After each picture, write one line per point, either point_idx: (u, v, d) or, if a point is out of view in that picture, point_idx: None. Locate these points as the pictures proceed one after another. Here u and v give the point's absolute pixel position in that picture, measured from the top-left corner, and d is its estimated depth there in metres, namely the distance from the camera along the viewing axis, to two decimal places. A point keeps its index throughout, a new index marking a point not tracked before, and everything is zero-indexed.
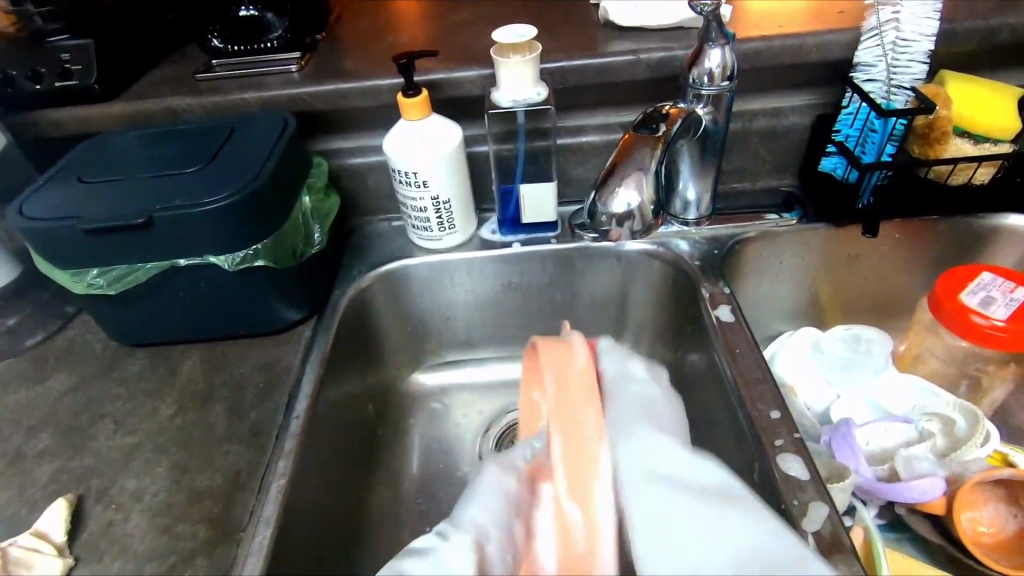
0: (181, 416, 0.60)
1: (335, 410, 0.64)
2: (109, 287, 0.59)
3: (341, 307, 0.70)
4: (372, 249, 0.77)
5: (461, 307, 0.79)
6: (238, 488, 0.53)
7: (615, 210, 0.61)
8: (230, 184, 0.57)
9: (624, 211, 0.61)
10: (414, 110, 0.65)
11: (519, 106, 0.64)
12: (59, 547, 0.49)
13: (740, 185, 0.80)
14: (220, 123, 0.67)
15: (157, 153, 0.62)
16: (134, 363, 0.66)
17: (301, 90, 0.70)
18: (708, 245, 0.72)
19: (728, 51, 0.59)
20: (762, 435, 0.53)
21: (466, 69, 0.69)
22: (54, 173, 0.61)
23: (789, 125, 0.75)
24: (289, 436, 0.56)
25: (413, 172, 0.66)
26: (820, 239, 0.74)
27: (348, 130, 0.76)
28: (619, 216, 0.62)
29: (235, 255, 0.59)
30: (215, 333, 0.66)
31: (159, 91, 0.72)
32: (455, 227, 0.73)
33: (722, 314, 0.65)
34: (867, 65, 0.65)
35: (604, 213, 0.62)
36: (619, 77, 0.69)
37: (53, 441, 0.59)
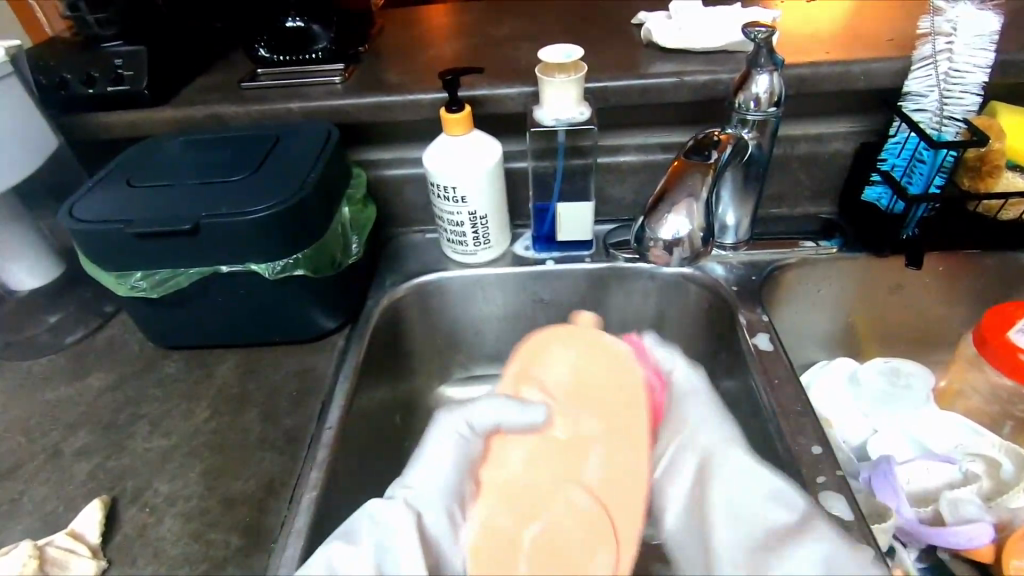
0: (215, 420, 0.60)
1: (365, 420, 0.64)
2: (152, 290, 0.60)
3: (373, 317, 0.70)
4: (405, 260, 0.77)
5: (490, 321, 0.79)
6: (270, 496, 0.53)
7: (662, 236, 0.58)
8: (275, 193, 0.58)
9: (673, 238, 0.58)
10: (457, 126, 0.65)
11: (562, 125, 0.64)
12: (95, 548, 0.49)
13: (778, 210, 0.79)
14: (264, 131, 0.68)
15: (204, 160, 0.63)
16: (170, 364, 0.67)
17: (345, 101, 0.71)
18: (746, 270, 0.71)
19: (777, 77, 0.59)
20: (803, 470, 0.52)
21: (508, 86, 0.69)
22: (103, 176, 0.62)
23: (832, 152, 0.74)
24: (321, 446, 0.56)
25: (452, 187, 0.67)
26: (860, 269, 0.72)
27: (387, 141, 0.77)
28: (666, 243, 0.58)
29: (276, 263, 0.59)
30: (250, 339, 0.66)
31: (207, 98, 0.73)
32: (489, 243, 0.73)
33: (761, 342, 0.63)
34: (918, 94, 0.64)
35: (651, 239, 0.58)
36: (662, 98, 0.69)
37: (90, 439, 0.59)
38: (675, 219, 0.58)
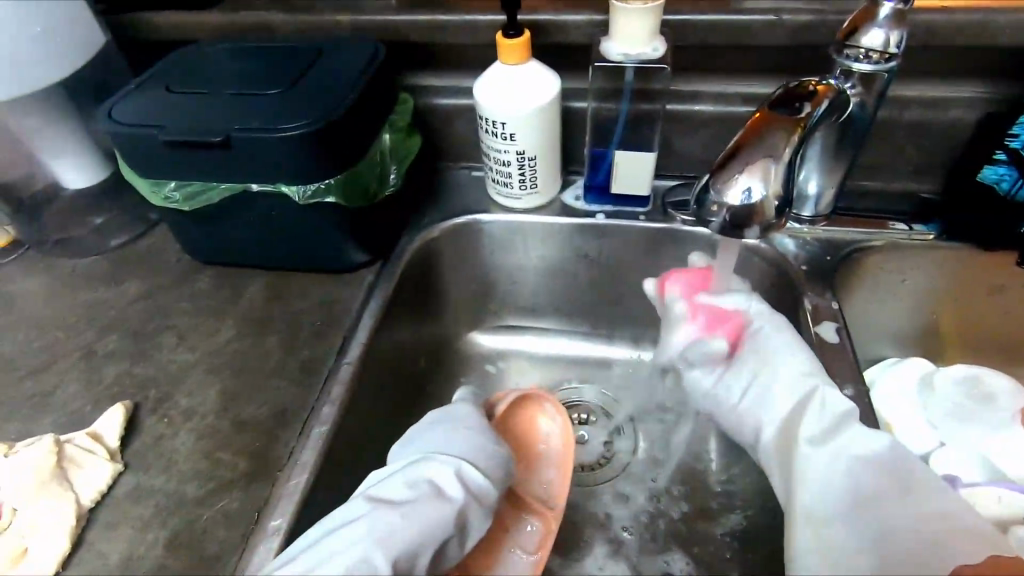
0: (239, 340, 0.60)
1: (387, 359, 0.62)
2: (183, 202, 0.59)
3: (407, 254, 0.67)
4: (447, 198, 0.73)
5: (530, 273, 0.74)
6: (281, 426, 0.52)
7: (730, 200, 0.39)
8: (312, 111, 0.54)
9: (745, 205, 0.39)
10: (514, 53, 0.59)
11: (630, 61, 0.56)
12: (112, 451, 0.50)
13: (870, 183, 0.69)
14: (310, 43, 0.64)
15: (245, 69, 0.60)
16: (202, 279, 0.66)
17: (395, 17, 0.65)
18: (820, 249, 0.63)
19: (899, 32, 0.50)
20: None
21: (575, 12, 0.61)
22: (144, 78, 0.60)
23: (949, 121, 0.63)
24: (337, 381, 0.54)
25: (502, 123, 0.62)
26: (955, 260, 0.63)
27: (440, 67, 0.71)
28: (733, 210, 0.39)
29: (306, 187, 0.56)
30: (280, 262, 0.65)
31: (257, 4, 0.69)
32: (536, 188, 0.68)
33: (824, 332, 0.56)
34: None
35: (714, 207, 0.40)
36: (753, 39, 0.59)
37: (121, 343, 0.61)
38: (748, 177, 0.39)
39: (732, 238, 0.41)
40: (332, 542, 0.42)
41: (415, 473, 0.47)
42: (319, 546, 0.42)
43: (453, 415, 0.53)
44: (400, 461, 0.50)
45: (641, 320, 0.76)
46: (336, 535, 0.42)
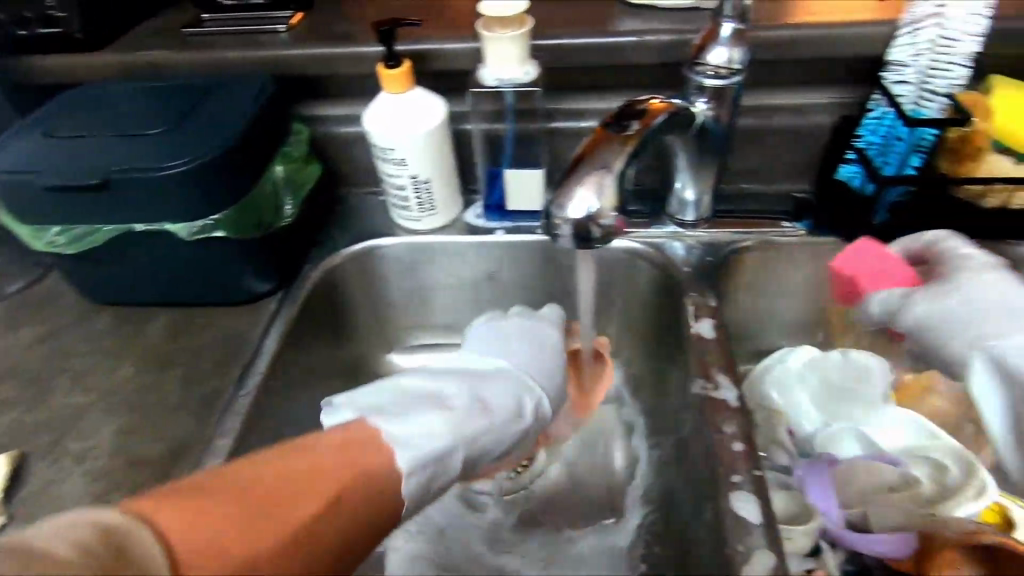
0: (136, 379, 0.59)
1: (292, 387, 0.63)
2: (69, 246, 0.58)
3: (310, 282, 0.67)
4: (353, 223, 0.74)
5: (440, 290, 0.75)
6: (174, 462, 0.52)
7: (573, 213, 0.41)
8: (191, 149, 0.55)
9: (586, 218, 0.41)
10: (395, 82, 0.61)
11: (505, 86, 0.59)
12: None
13: (750, 185, 0.74)
14: (198, 80, 0.64)
15: (129, 108, 0.60)
16: (101, 320, 0.66)
17: (284, 52, 0.67)
18: (703, 251, 0.67)
19: (740, 50, 0.55)
20: (718, 467, 0.49)
21: (456, 40, 0.64)
22: (23, 123, 0.60)
23: (810, 125, 0.68)
24: (233, 413, 0.55)
25: (391, 149, 0.64)
26: (826, 253, 0.68)
27: (336, 97, 0.73)
28: (580, 221, 0.41)
29: (191, 224, 0.57)
30: (180, 299, 0.65)
31: (148, 43, 0.70)
32: (435, 209, 0.70)
33: (703, 329, 0.59)
34: (901, 64, 0.58)
35: (557, 221, 0.41)
36: (624, 59, 0.63)
37: (13, 391, 0.59)
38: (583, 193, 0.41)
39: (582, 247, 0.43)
40: (394, 421, 0.44)
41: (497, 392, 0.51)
42: (411, 422, 0.44)
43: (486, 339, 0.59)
44: (496, 378, 0.54)
45: None
46: (404, 408, 0.46)
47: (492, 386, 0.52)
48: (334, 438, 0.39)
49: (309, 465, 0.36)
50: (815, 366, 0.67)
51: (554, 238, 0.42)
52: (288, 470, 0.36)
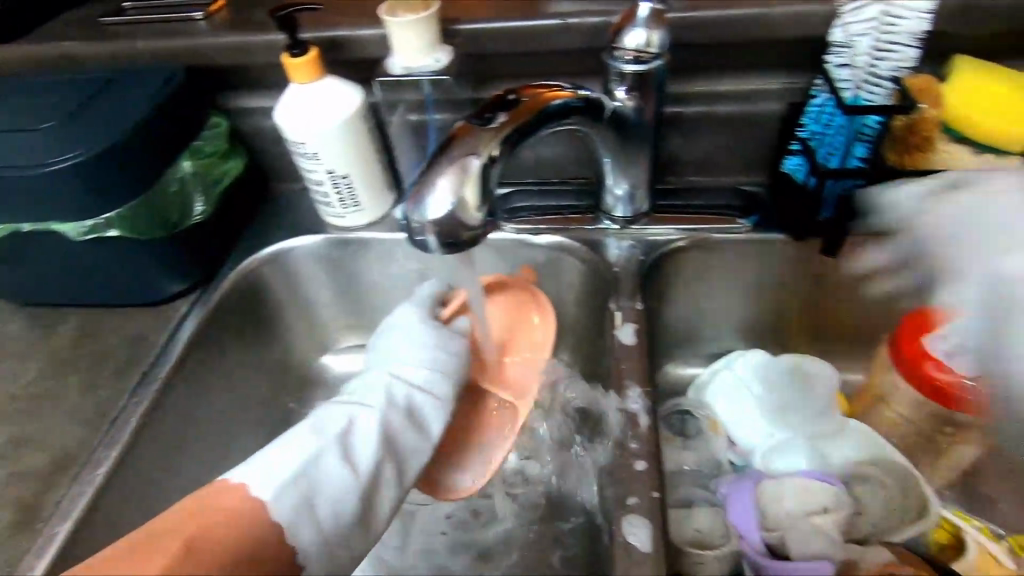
0: (38, 384, 0.58)
1: (202, 393, 0.60)
2: None
3: (227, 281, 0.65)
4: (281, 220, 0.71)
5: (373, 290, 0.73)
6: (56, 473, 0.50)
7: (431, 213, 0.37)
8: (77, 144, 0.53)
9: (447, 217, 0.37)
10: (302, 71, 0.58)
11: (415, 74, 0.56)
12: None
13: (699, 179, 0.69)
14: (104, 72, 0.62)
15: (25, 103, 0.58)
16: (16, 322, 0.64)
17: (196, 42, 0.64)
18: (638, 249, 0.63)
19: (660, 32, 0.50)
20: (617, 488, 0.45)
21: (370, 27, 0.60)
22: None
23: (756, 114, 0.64)
24: (124, 422, 0.53)
25: (302, 142, 0.60)
26: (774, 252, 0.63)
27: (260, 88, 0.70)
28: (440, 222, 0.37)
29: (83, 223, 0.55)
30: (90, 300, 0.63)
31: (63, 35, 0.67)
32: (359, 205, 0.66)
33: (624, 335, 0.55)
34: (843, 45, 0.52)
35: (418, 224, 0.37)
36: (547, 45, 0.59)
37: None
38: (445, 187, 0.37)
39: (452, 251, 0.38)
40: (280, 466, 0.44)
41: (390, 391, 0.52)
42: (272, 465, 0.44)
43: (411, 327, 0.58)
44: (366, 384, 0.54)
45: None
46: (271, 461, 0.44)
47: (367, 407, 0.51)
48: (227, 500, 0.40)
49: (197, 523, 0.39)
50: (761, 373, 0.63)
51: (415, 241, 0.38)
52: (177, 526, 0.38)
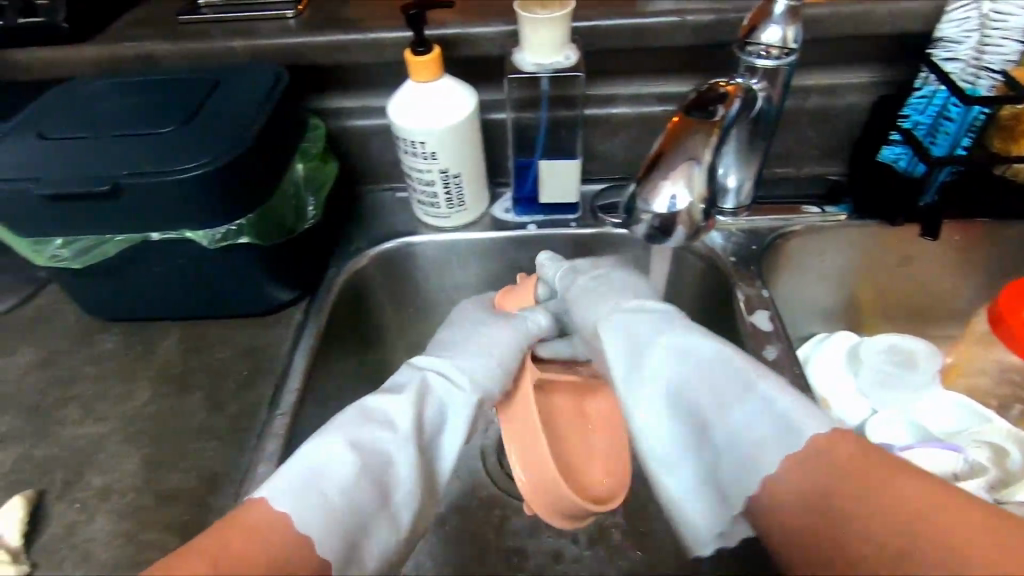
0: (156, 403, 0.54)
1: (326, 402, 0.59)
2: (74, 260, 0.53)
3: (336, 287, 0.63)
4: (372, 223, 0.70)
5: (467, 290, 0.72)
6: (212, 493, 0.48)
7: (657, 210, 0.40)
8: (206, 149, 0.50)
9: (671, 212, 0.41)
10: (425, 70, 0.57)
11: (543, 71, 0.56)
12: (14, 553, 0.44)
13: (783, 170, 0.71)
14: (203, 73, 0.59)
15: (130, 106, 0.55)
16: (108, 338, 0.60)
17: (294, 41, 0.61)
18: (746, 239, 0.66)
19: (795, 28, 0.52)
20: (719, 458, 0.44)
21: (484, 24, 0.60)
22: (11, 123, 0.54)
23: (846, 106, 0.66)
24: (272, 435, 0.51)
25: (420, 142, 0.59)
26: (867, 237, 0.67)
27: (349, 88, 0.68)
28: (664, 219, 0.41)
29: (214, 231, 0.52)
30: (196, 312, 0.60)
31: (138, 33, 0.63)
32: (464, 205, 0.66)
33: (759, 321, 0.59)
34: (952, 41, 0.56)
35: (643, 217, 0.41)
36: (662, 41, 0.60)
37: (17, 423, 0.54)
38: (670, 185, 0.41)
39: (657, 241, 0.43)
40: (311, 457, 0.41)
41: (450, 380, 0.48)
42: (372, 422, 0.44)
43: (474, 315, 0.55)
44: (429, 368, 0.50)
45: None
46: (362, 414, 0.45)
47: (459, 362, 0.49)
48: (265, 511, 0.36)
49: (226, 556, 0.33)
50: (858, 355, 0.66)
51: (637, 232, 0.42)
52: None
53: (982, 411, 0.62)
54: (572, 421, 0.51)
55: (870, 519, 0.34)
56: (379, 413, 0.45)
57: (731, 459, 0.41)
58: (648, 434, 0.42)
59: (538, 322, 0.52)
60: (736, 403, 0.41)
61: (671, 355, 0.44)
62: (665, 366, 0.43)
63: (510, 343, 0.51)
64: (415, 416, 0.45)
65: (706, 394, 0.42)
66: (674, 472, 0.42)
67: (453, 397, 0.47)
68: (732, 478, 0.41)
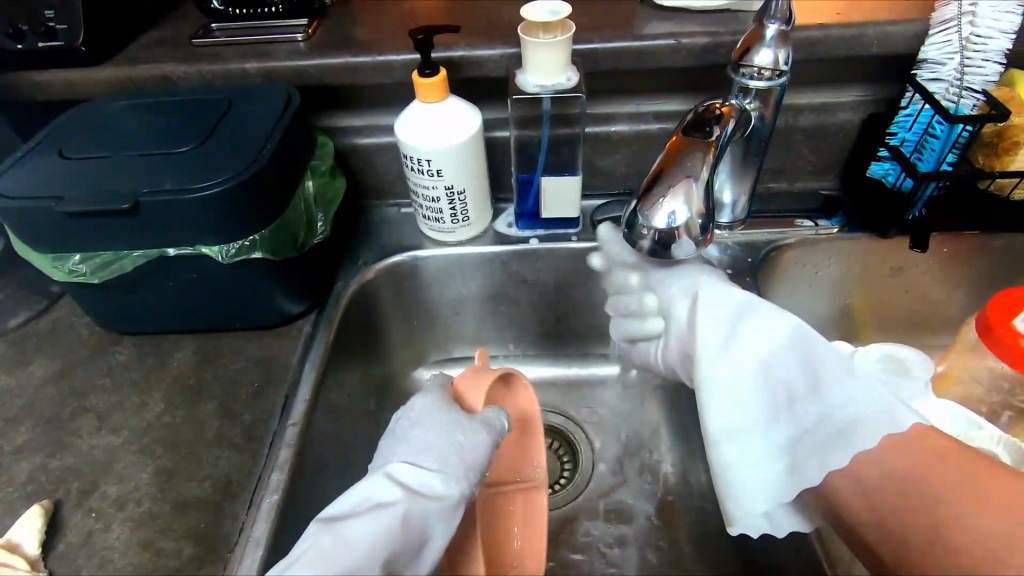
0: (169, 414, 0.56)
1: (335, 412, 0.60)
2: (92, 274, 0.54)
3: (343, 300, 0.65)
4: (378, 238, 0.72)
5: (471, 303, 0.74)
6: (226, 501, 0.49)
7: (657, 225, 0.42)
8: (223, 167, 0.52)
9: (670, 227, 0.43)
10: (431, 91, 0.59)
11: (545, 92, 0.59)
12: (33, 560, 0.46)
13: (776, 185, 0.74)
14: (218, 95, 0.61)
15: (148, 127, 0.57)
16: (121, 351, 0.62)
17: (306, 62, 0.64)
18: (742, 251, 0.68)
19: (785, 50, 0.54)
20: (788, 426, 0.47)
21: (489, 46, 0.62)
22: (32, 143, 0.56)
23: (837, 123, 0.69)
24: (284, 444, 0.52)
25: (427, 160, 0.61)
26: (859, 250, 0.69)
27: (357, 107, 0.70)
28: (663, 233, 0.43)
29: (229, 246, 0.54)
30: (208, 325, 0.61)
31: (154, 55, 0.66)
32: (468, 219, 0.68)
33: None
34: (936, 62, 0.59)
35: (644, 231, 0.43)
36: (659, 62, 0.62)
37: (33, 434, 0.55)
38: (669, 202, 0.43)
39: (656, 256, 0.45)
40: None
41: (415, 474, 0.44)
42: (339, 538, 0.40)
43: (429, 416, 0.47)
44: (392, 466, 0.45)
45: (584, 338, 0.77)
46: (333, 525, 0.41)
47: (416, 454, 0.45)
48: None
49: None
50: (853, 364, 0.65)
51: (638, 247, 0.44)
52: None
53: (972, 414, 0.62)
54: (522, 505, 0.56)
55: (984, 511, 0.39)
56: (332, 539, 0.40)
57: (818, 431, 0.46)
58: (713, 412, 0.48)
59: (502, 420, 0.49)
60: (834, 381, 0.47)
61: (788, 349, 0.48)
62: (764, 344, 0.49)
63: (475, 445, 0.46)
64: (376, 545, 0.40)
65: (795, 372, 0.48)
66: (739, 413, 0.47)
67: (417, 510, 0.42)
68: (780, 424, 0.48)
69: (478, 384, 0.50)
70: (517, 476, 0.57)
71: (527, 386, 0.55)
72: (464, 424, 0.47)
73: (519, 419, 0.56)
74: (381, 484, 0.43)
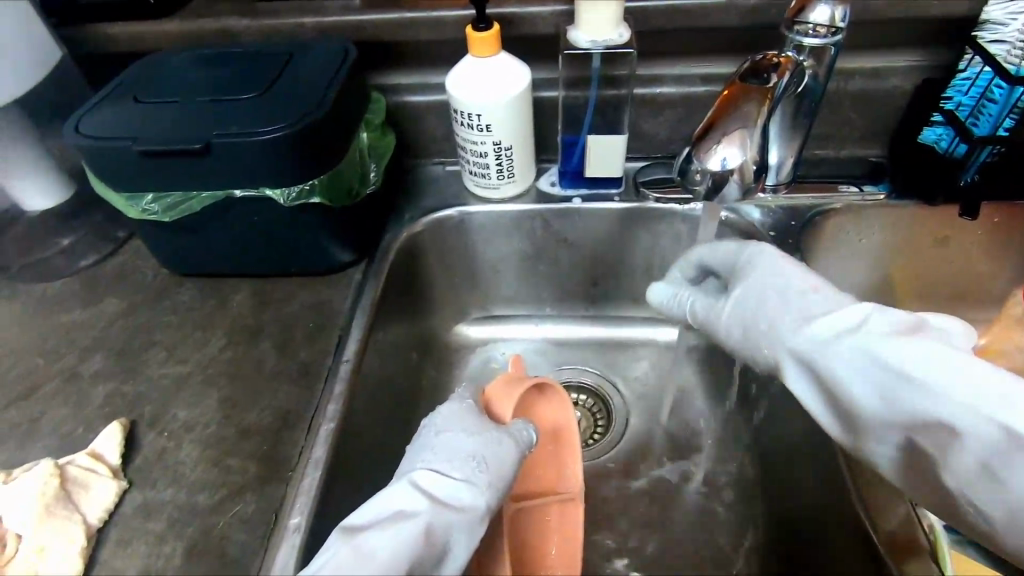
0: (230, 349, 0.59)
1: (382, 356, 0.63)
2: (163, 213, 0.58)
3: (392, 251, 0.67)
4: (424, 194, 0.74)
5: (513, 261, 0.76)
6: (286, 427, 0.52)
7: (710, 168, 0.44)
8: (286, 114, 0.54)
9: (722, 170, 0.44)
10: (482, 45, 0.60)
11: (597, 47, 0.59)
12: (114, 469, 0.50)
13: (822, 152, 0.74)
14: (279, 48, 0.63)
15: (214, 76, 0.59)
16: (184, 292, 0.65)
17: (360, 17, 0.65)
18: (784, 216, 0.68)
19: (842, 9, 0.53)
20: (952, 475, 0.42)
21: (539, 4, 0.63)
22: (108, 88, 0.59)
23: (888, 89, 0.68)
24: (339, 379, 0.55)
25: (477, 115, 0.62)
26: (904, 218, 0.68)
27: (407, 64, 0.72)
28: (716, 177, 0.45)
29: (290, 190, 0.56)
30: (265, 269, 0.65)
31: (216, 10, 0.68)
32: (513, 176, 0.69)
33: None
34: (998, 23, 0.57)
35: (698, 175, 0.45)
36: (710, 22, 0.62)
37: (107, 363, 0.59)
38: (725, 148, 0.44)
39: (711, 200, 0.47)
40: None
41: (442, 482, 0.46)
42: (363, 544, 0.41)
43: (457, 423, 0.50)
44: (419, 473, 0.46)
45: (620, 300, 0.79)
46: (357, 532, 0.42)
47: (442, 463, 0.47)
48: None
49: None
50: None
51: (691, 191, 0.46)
52: None
53: None
54: (555, 516, 0.58)
55: None
56: (351, 549, 0.41)
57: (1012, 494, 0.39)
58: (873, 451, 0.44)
59: (529, 433, 0.51)
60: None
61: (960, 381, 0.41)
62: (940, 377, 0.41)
63: (504, 457, 0.48)
64: (398, 554, 0.41)
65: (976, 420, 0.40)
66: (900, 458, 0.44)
67: (440, 522, 0.43)
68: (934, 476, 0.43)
69: (510, 397, 0.52)
70: (554, 487, 0.59)
71: (563, 397, 0.58)
72: (492, 433, 0.49)
73: (548, 430, 0.59)
74: (405, 492, 0.45)
